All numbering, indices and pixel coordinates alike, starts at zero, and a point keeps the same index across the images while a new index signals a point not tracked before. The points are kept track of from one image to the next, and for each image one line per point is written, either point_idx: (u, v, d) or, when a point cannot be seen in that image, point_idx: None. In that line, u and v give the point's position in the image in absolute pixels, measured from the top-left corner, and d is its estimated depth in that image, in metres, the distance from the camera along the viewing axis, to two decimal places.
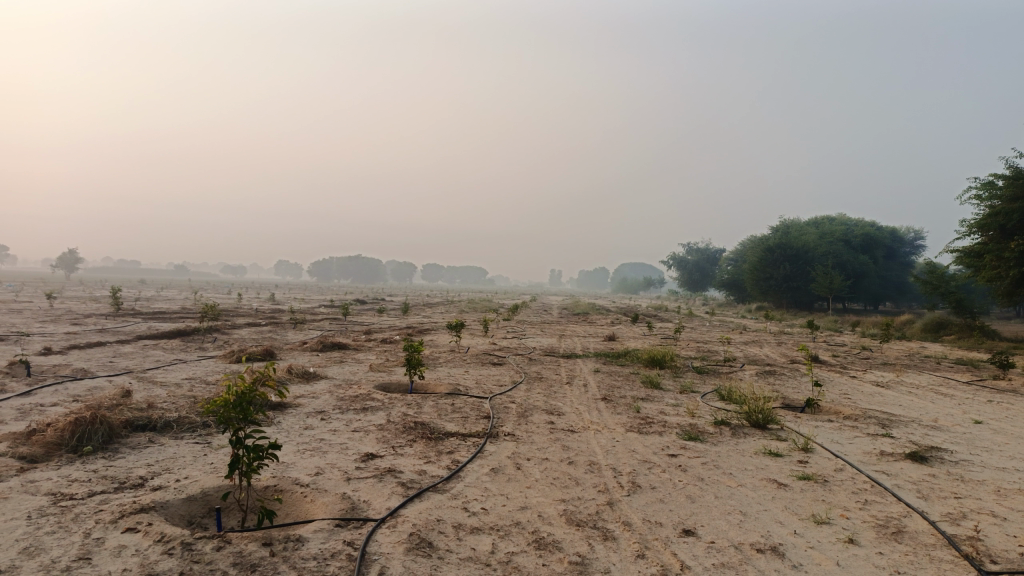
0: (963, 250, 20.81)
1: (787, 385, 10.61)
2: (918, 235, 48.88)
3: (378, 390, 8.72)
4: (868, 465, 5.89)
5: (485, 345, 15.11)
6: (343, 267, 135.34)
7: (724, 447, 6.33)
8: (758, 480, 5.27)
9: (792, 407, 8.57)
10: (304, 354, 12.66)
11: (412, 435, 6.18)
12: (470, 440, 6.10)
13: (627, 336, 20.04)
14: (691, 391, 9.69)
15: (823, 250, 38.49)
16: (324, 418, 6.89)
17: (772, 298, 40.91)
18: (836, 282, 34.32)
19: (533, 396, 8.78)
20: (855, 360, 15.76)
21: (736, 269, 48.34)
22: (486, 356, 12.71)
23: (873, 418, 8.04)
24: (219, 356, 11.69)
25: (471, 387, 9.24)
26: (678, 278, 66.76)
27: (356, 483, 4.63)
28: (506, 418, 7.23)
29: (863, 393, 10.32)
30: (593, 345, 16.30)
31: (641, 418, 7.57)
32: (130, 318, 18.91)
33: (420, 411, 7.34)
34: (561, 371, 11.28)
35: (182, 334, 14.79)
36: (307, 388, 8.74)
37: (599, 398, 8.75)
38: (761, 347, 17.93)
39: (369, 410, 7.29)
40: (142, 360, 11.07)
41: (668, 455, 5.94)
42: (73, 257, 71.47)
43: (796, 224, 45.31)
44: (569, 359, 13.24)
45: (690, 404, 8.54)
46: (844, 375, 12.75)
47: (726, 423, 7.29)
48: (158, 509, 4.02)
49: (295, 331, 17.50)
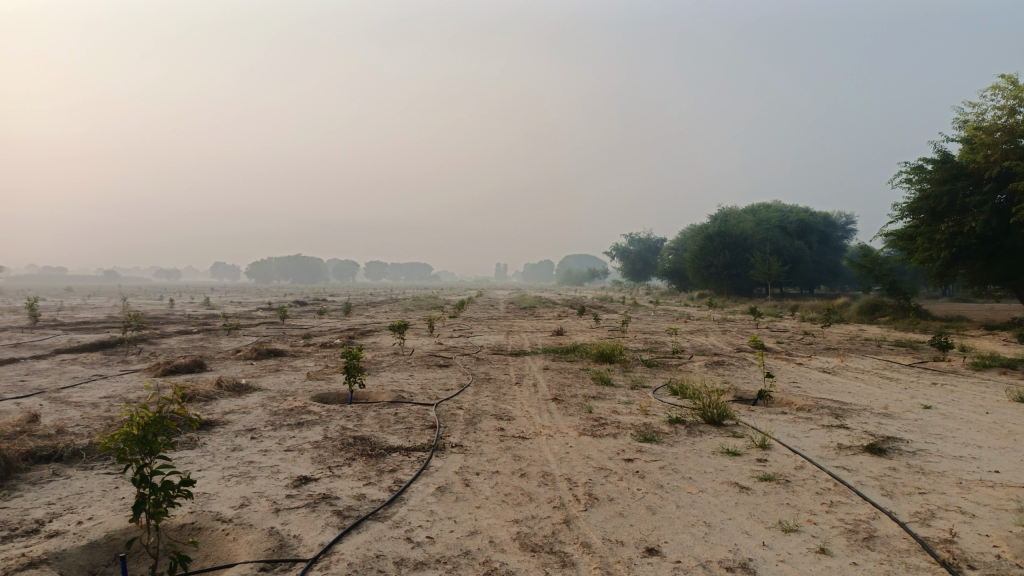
0: (895, 234, 21.25)
1: (737, 376, 10.48)
2: (850, 220, 50.31)
3: (316, 401, 8.20)
4: (828, 461, 5.71)
5: (430, 345, 14.63)
6: (283, 267, 132.29)
7: (681, 448, 6.08)
8: (719, 484, 5.01)
9: (745, 400, 8.41)
10: (238, 363, 11.97)
11: (351, 452, 5.73)
12: (414, 454, 5.69)
13: (573, 329, 19.84)
14: (643, 386, 9.46)
15: (761, 237, 39.13)
16: (255, 437, 6.36)
17: (713, 285, 41.46)
18: (775, 268, 34.94)
19: (481, 399, 8.41)
20: (800, 345, 15.86)
21: (678, 258, 48.88)
22: (431, 358, 12.25)
23: (825, 408, 7.93)
24: (145, 369, 10.94)
25: (415, 392, 8.80)
26: (621, 268, 67.28)
27: (287, 514, 4.18)
28: (453, 426, 6.83)
29: (812, 382, 10.26)
30: (540, 341, 15.99)
31: (593, 418, 7.27)
32: (49, 331, 17.74)
33: (360, 423, 6.88)
34: (509, 371, 10.91)
35: (105, 346, 13.86)
36: (238, 402, 8.15)
37: (550, 399, 8.42)
38: (707, 336, 17.95)
39: (305, 425, 6.79)
40: (57, 378, 10.25)
41: (624, 460, 5.64)
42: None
43: (734, 212, 46.00)
44: (517, 356, 12.89)
45: (643, 401, 8.29)
46: (790, 362, 12.75)
47: (680, 420, 7.05)
48: (52, 560, 3.47)
49: (229, 338, 16.69)
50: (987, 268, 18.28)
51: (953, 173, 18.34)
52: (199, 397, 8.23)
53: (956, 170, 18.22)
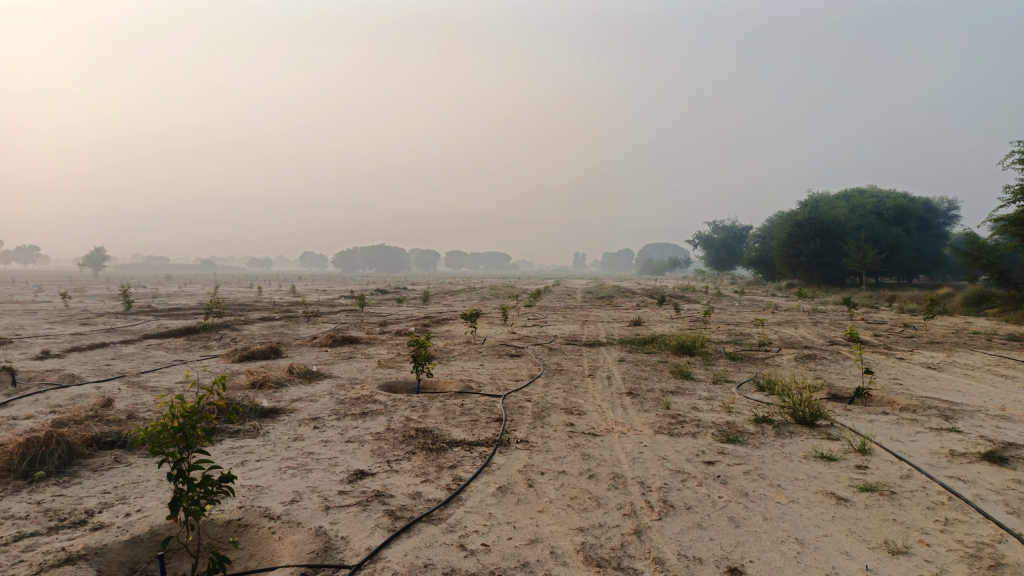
0: (1006, 220, 19.55)
1: (830, 371, 9.72)
2: (953, 205, 47.15)
3: (383, 390, 8.04)
4: (939, 470, 5.05)
5: (503, 334, 14.37)
6: (367, 256, 135.63)
7: (769, 451, 5.53)
8: (813, 495, 4.46)
9: (839, 398, 7.72)
10: (313, 350, 12.01)
11: (411, 446, 5.46)
12: (478, 450, 5.37)
13: (652, 319, 19.20)
14: (726, 381, 8.86)
15: (855, 224, 37.08)
16: (317, 426, 6.20)
17: (802, 274, 39.62)
18: (870, 256, 33.02)
19: (551, 392, 8.03)
20: (899, 339, 14.76)
21: (764, 246, 47.06)
22: (503, 347, 11.95)
23: (933, 409, 7.17)
24: (222, 355, 11.08)
25: (485, 383, 8.51)
26: (704, 257, 65.46)
27: (336, 513, 3.93)
28: (520, 420, 6.49)
29: (915, 379, 9.38)
30: (618, 331, 15.46)
31: (671, 415, 6.77)
32: (141, 316, 18.45)
33: (425, 414, 6.63)
34: (583, 362, 10.47)
35: (188, 332, 14.21)
36: (307, 390, 8.07)
37: (625, 393, 7.96)
38: (795, 327, 16.97)
39: (369, 415, 6.59)
40: (140, 362, 10.50)
41: (704, 463, 5.15)
42: (100, 256, 72.14)
43: (824, 197, 43.82)
44: (592, 347, 12.44)
45: (726, 397, 7.71)
46: (889, 356, 11.80)
47: (767, 419, 6.47)
48: (92, 556, 3.33)
49: (308, 325, 16.88)
50: None
51: None
52: (269, 383, 8.19)
53: None
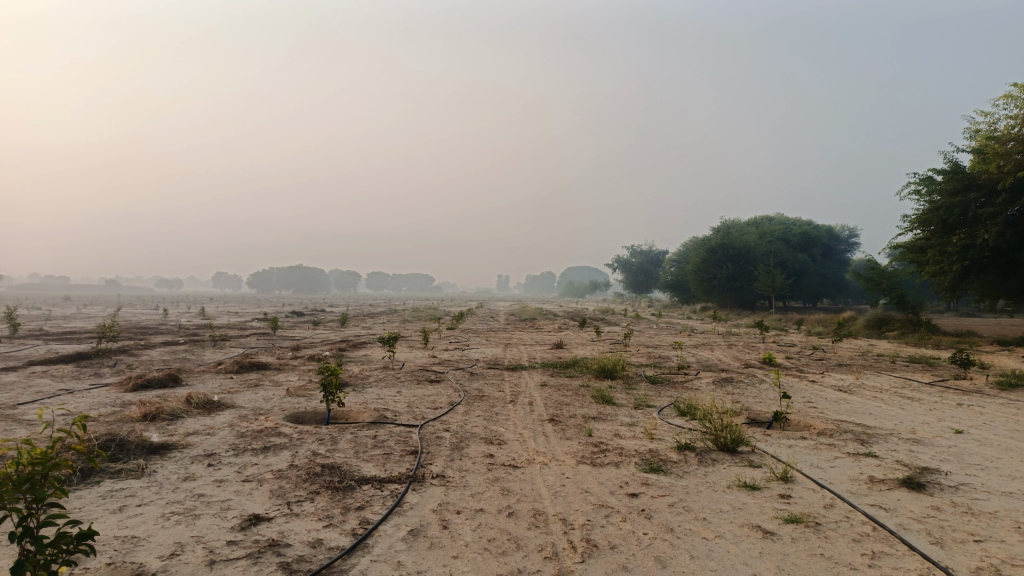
0: (904, 247, 20.53)
1: (748, 395, 9.76)
2: (853, 233, 49.69)
3: (289, 421, 7.50)
4: (861, 498, 4.99)
5: (422, 358, 13.94)
6: (284, 277, 132.26)
7: (692, 481, 5.36)
8: (739, 528, 4.30)
9: (759, 423, 7.69)
10: (217, 377, 11.28)
11: (315, 484, 5.02)
12: (388, 488, 4.97)
13: (574, 343, 19.16)
14: (648, 406, 8.74)
15: (764, 249, 38.49)
16: (211, 464, 5.66)
17: (716, 298, 40.78)
18: (779, 280, 34.26)
19: (470, 420, 7.70)
20: (810, 361, 15.14)
21: (681, 270, 48.29)
22: (422, 373, 11.53)
23: (849, 433, 7.22)
24: (115, 383, 10.24)
25: (399, 412, 8.08)
26: (623, 280, 66.68)
27: (223, 568, 3.47)
28: (437, 452, 6.13)
29: (828, 402, 9.52)
30: (539, 354, 15.26)
31: (593, 443, 6.55)
32: (28, 340, 17.06)
33: (334, 448, 6.19)
34: (503, 388, 10.18)
35: (79, 358, 13.14)
36: (205, 422, 7.46)
37: (546, 420, 7.70)
38: (712, 350, 17.21)
39: (271, 450, 6.09)
40: (19, 392, 9.56)
41: (628, 496, 4.93)
42: None
43: (736, 224, 45.36)
44: (513, 371, 12.17)
45: (648, 423, 7.57)
46: (802, 379, 12.02)
47: (690, 446, 6.33)
48: None
49: (214, 350, 15.98)
50: (1001, 282, 17.52)
51: (964, 184, 17.63)
52: (163, 416, 7.54)
53: (967, 181, 17.46)
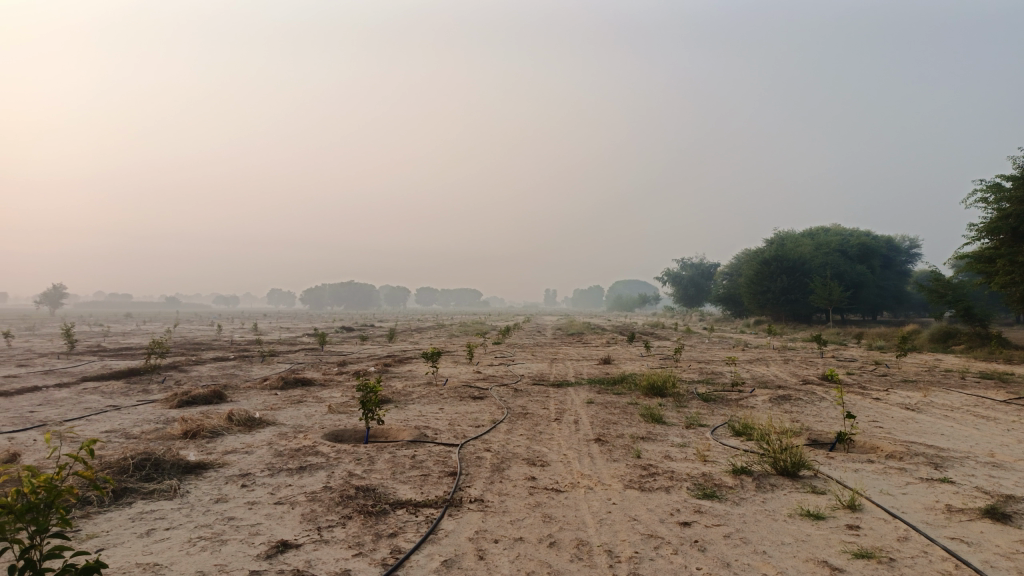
0: (971, 257, 19.53)
1: (808, 414, 9.24)
2: (914, 244, 47.86)
3: (328, 440, 7.35)
4: (939, 530, 4.53)
5: (467, 374, 13.72)
6: (336, 293, 134.33)
7: (749, 509, 4.97)
8: (803, 564, 3.90)
9: (820, 444, 7.21)
10: (261, 393, 11.25)
11: (347, 509, 4.80)
12: (424, 513, 4.72)
13: (623, 358, 18.71)
14: (700, 425, 8.32)
15: (820, 261, 37.30)
16: (246, 485, 5.51)
17: (770, 311, 39.68)
18: (836, 293, 33.10)
19: (513, 439, 7.40)
20: (873, 378, 14.40)
21: (733, 284, 47.25)
22: (466, 389, 11.30)
23: (921, 456, 6.69)
24: (161, 400, 10.28)
25: (441, 430, 7.85)
26: (673, 294, 65.67)
27: None
28: (476, 474, 5.86)
29: (895, 421, 8.93)
30: (587, 370, 14.87)
31: (642, 466, 6.18)
32: (85, 357, 17.44)
33: (371, 468, 5.98)
34: (549, 405, 9.86)
35: (131, 374, 13.30)
36: (245, 439, 7.36)
37: (592, 439, 7.36)
38: (767, 366, 16.57)
39: (307, 470, 5.92)
40: (69, 408, 9.65)
41: (680, 525, 4.57)
42: (58, 292, 70.11)
43: (791, 235, 44.18)
44: (559, 388, 11.84)
45: (700, 444, 7.16)
46: (864, 397, 11.38)
47: (746, 470, 5.91)
48: None
49: (262, 366, 16.07)
50: None
51: None
52: (203, 433, 7.47)
53: None
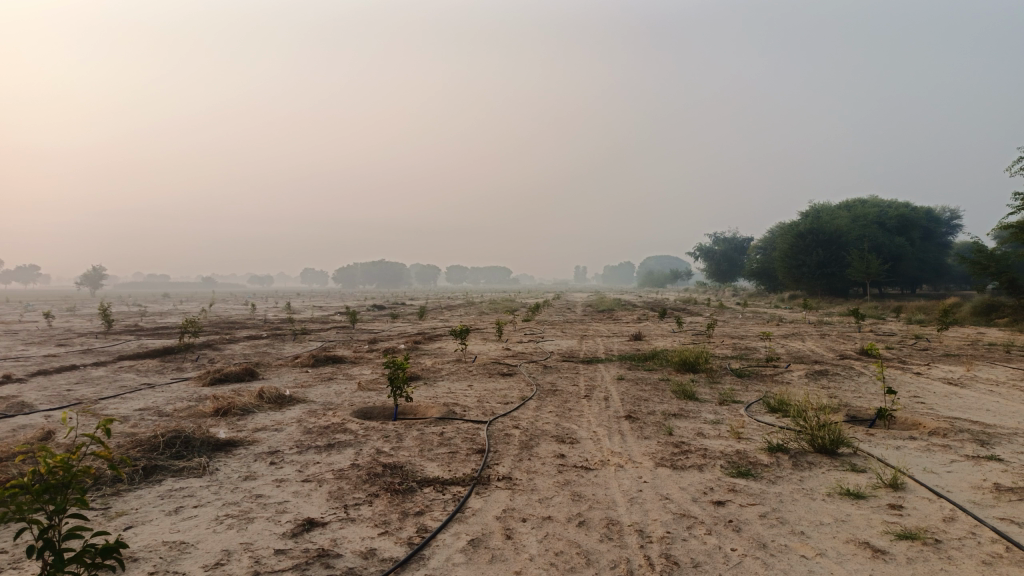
0: (1016, 228, 18.86)
1: (845, 389, 8.99)
2: (956, 215, 46.49)
3: (357, 417, 7.33)
4: (987, 510, 4.33)
5: (496, 351, 13.65)
6: (368, 271, 135.39)
7: (786, 487, 4.81)
8: (843, 546, 3.75)
9: (860, 420, 6.99)
10: (292, 371, 11.31)
11: (374, 486, 4.75)
12: (451, 491, 4.65)
13: (654, 334, 18.50)
14: (734, 401, 8.13)
15: (857, 233, 36.41)
16: (274, 462, 5.50)
17: (805, 285, 38.94)
18: (874, 266, 32.30)
19: (542, 416, 7.30)
20: (913, 352, 14.00)
21: (767, 257, 46.46)
22: (495, 366, 11.23)
23: (965, 432, 6.44)
24: (194, 378, 10.38)
25: (469, 407, 7.79)
26: (705, 269, 64.90)
27: None
28: (505, 452, 5.78)
29: (937, 396, 8.64)
30: (617, 346, 14.73)
31: (675, 443, 6.05)
32: (122, 336, 17.76)
33: (399, 445, 5.94)
34: (578, 381, 9.73)
35: (166, 353, 13.48)
36: (275, 417, 7.38)
37: (623, 416, 7.23)
38: (803, 340, 16.24)
39: (335, 447, 5.90)
40: (105, 386, 9.80)
41: (713, 504, 4.44)
42: (99, 274, 71.88)
43: (826, 208, 43.19)
44: (590, 364, 11.70)
45: (734, 420, 7.00)
46: (904, 372, 11.06)
47: (782, 448, 5.74)
48: None
49: (294, 344, 16.20)
50: None
51: None
52: (234, 410, 7.50)
53: None
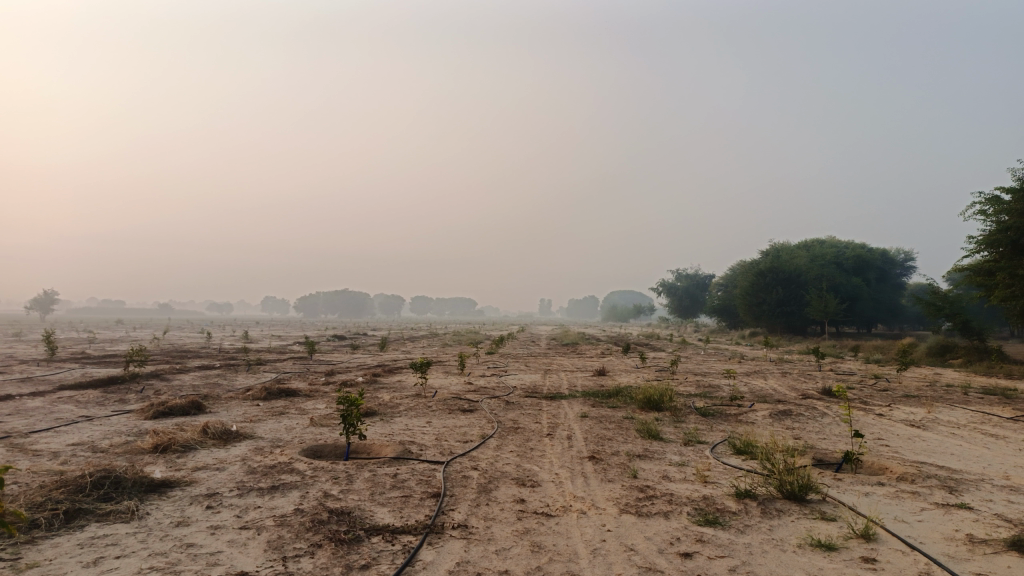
0: (970, 271, 19.21)
1: (810, 431, 8.86)
2: (909, 257, 47.66)
3: (306, 456, 6.93)
4: (964, 565, 4.14)
5: (457, 385, 13.29)
6: (330, 300, 133.77)
7: (756, 538, 4.58)
8: None
9: (826, 464, 6.83)
10: (242, 404, 10.82)
11: (317, 536, 4.39)
12: (401, 541, 4.32)
13: (617, 369, 18.32)
14: (699, 442, 7.92)
15: (816, 273, 37.01)
16: (211, 506, 5.09)
17: (765, 322, 39.37)
18: (832, 305, 32.77)
19: (502, 457, 6.99)
20: (874, 392, 14.02)
21: (728, 295, 46.97)
22: (455, 401, 10.88)
23: (933, 478, 6.31)
24: (136, 410, 9.83)
25: (426, 446, 7.44)
26: (668, 305, 65.32)
27: None
28: (461, 496, 5.46)
29: (902, 439, 8.55)
30: (580, 382, 14.48)
31: (639, 488, 5.79)
32: (65, 364, 16.99)
33: (348, 488, 5.58)
34: (541, 419, 9.45)
35: (109, 383, 12.83)
36: (218, 455, 6.94)
37: (585, 457, 6.97)
38: (765, 379, 16.18)
39: (280, 490, 5.52)
40: (38, 418, 9.22)
41: (681, 557, 4.18)
42: (49, 297, 69.65)
43: (786, 247, 43.94)
44: (552, 401, 11.43)
45: (700, 463, 6.78)
46: (867, 412, 11.01)
47: (750, 493, 5.52)
48: None
49: (247, 375, 15.62)
50: None
51: None
52: (175, 447, 7.06)
53: None
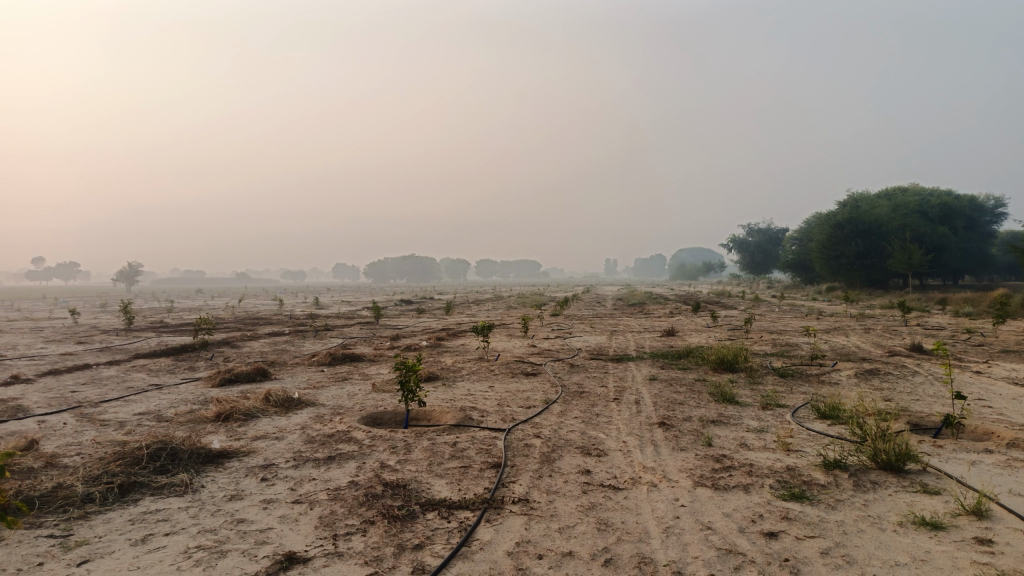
0: None
1: (901, 392, 8.17)
2: (1001, 203, 44.56)
3: (365, 424, 6.75)
4: None
5: (522, 348, 12.99)
6: (398, 266, 135.71)
7: (850, 514, 4.11)
8: None
9: (923, 430, 6.23)
10: (307, 371, 10.80)
11: (370, 511, 4.16)
12: (458, 517, 4.04)
13: (687, 328, 17.68)
14: (778, 406, 7.39)
15: (898, 223, 34.95)
16: (266, 478, 4.94)
17: (843, 277, 37.66)
18: (916, 257, 30.85)
19: (567, 423, 6.65)
20: (969, 348, 13.00)
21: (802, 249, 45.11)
22: (519, 365, 10.59)
23: None
24: (204, 379, 9.91)
25: (488, 412, 7.17)
26: (739, 262, 63.39)
27: None
28: (523, 466, 5.15)
29: (1006, 400, 7.77)
30: (648, 343, 13.99)
31: (715, 457, 5.36)
32: (143, 333, 17.48)
33: (405, 459, 5.35)
34: (607, 382, 9.05)
35: (181, 351, 13.07)
36: (279, 423, 6.85)
37: (655, 423, 6.56)
38: (846, 335, 15.31)
39: (336, 461, 5.33)
40: (110, 387, 9.39)
41: (766, 537, 3.76)
42: (133, 270, 72.89)
43: (865, 196, 41.71)
44: (620, 363, 11.01)
45: (780, 429, 6.28)
46: (962, 371, 10.16)
47: (839, 463, 5.02)
48: None
49: (314, 341, 15.74)
50: None
51: None
52: (236, 416, 7.00)
53: None
